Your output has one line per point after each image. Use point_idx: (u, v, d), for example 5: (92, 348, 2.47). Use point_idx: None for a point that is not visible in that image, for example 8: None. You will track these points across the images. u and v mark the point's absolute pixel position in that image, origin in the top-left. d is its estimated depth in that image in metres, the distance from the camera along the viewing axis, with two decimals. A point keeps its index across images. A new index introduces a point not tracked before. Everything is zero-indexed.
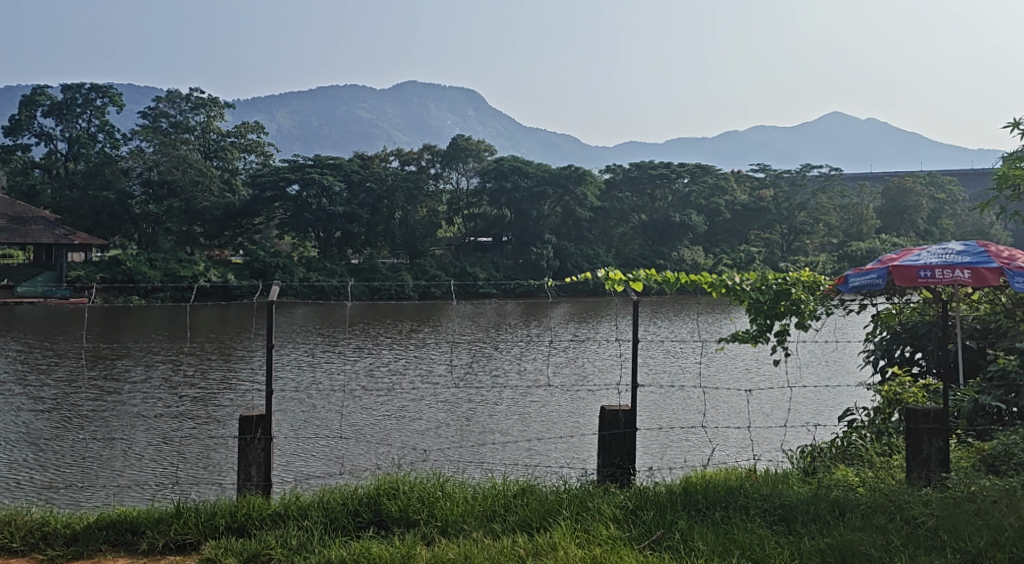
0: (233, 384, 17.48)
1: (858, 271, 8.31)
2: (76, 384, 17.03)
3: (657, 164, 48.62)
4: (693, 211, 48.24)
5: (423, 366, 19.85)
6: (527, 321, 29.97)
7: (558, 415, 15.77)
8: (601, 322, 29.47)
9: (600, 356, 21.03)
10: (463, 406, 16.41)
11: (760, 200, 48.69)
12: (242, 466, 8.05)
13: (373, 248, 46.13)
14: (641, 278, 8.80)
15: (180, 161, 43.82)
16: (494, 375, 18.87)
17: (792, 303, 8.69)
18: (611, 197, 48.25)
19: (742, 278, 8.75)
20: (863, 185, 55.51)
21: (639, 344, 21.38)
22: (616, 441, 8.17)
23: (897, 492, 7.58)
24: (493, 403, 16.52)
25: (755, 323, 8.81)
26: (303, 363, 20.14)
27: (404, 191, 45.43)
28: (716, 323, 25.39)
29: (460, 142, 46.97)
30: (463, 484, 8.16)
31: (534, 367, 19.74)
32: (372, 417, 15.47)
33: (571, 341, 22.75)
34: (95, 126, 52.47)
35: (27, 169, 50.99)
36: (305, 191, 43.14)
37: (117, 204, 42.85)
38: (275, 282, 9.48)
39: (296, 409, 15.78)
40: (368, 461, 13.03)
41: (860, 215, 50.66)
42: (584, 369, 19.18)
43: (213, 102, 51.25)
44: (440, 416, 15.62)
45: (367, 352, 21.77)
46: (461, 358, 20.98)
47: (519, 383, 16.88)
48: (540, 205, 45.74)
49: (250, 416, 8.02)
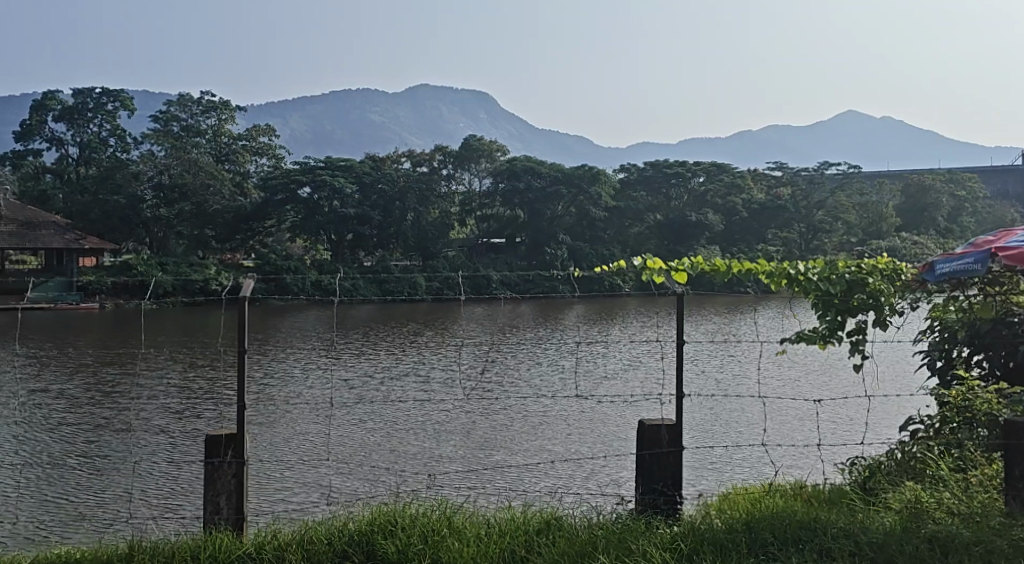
0: (224, 396, 16.83)
1: (948, 257, 7.79)
2: (59, 402, 16.37)
3: (671, 162, 48.04)
4: (710, 210, 47.31)
5: (437, 376, 19.22)
6: (543, 325, 29.29)
7: (580, 430, 15.05)
8: (618, 326, 28.79)
9: (615, 364, 20.35)
10: (479, 421, 15.69)
11: (778, 199, 47.93)
12: (210, 494, 7.31)
13: (385, 250, 45.34)
14: (686, 267, 8.18)
15: (191, 165, 43.92)
16: (510, 385, 18.22)
17: (867, 296, 7.95)
18: (626, 198, 47.63)
19: (808, 267, 8.05)
20: (882, 183, 54.74)
21: (664, 356, 20.69)
22: (656, 464, 7.43)
23: (1011, 532, 6.80)
24: (513, 420, 15.77)
25: (826, 321, 8.07)
26: (307, 373, 19.47)
27: (416, 192, 44.79)
28: (737, 332, 24.74)
29: (472, 142, 46.64)
30: (473, 515, 7.45)
31: (554, 379, 19.04)
32: (380, 433, 14.89)
33: (587, 349, 22.11)
34: (107, 130, 51.52)
35: (39, 174, 50.52)
36: (317, 193, 42.62)
37: (128, 208, 42.42)
38: (249, 280, 8.69)
39: (301, 428, 15.12)
40: (372, 488, 12.33)
41: (880, 213, 49.84)
42: (604, 381, 18.50)
43: (225, 105, 51.21)
44: (458, 432, 14.92)
45: (376, 359, 21.16)
46: (473, 364, 20.43)
47: (536, 398, 16.13)
48: (553, 206, 45.07)
49: (219, 436, 7.31)
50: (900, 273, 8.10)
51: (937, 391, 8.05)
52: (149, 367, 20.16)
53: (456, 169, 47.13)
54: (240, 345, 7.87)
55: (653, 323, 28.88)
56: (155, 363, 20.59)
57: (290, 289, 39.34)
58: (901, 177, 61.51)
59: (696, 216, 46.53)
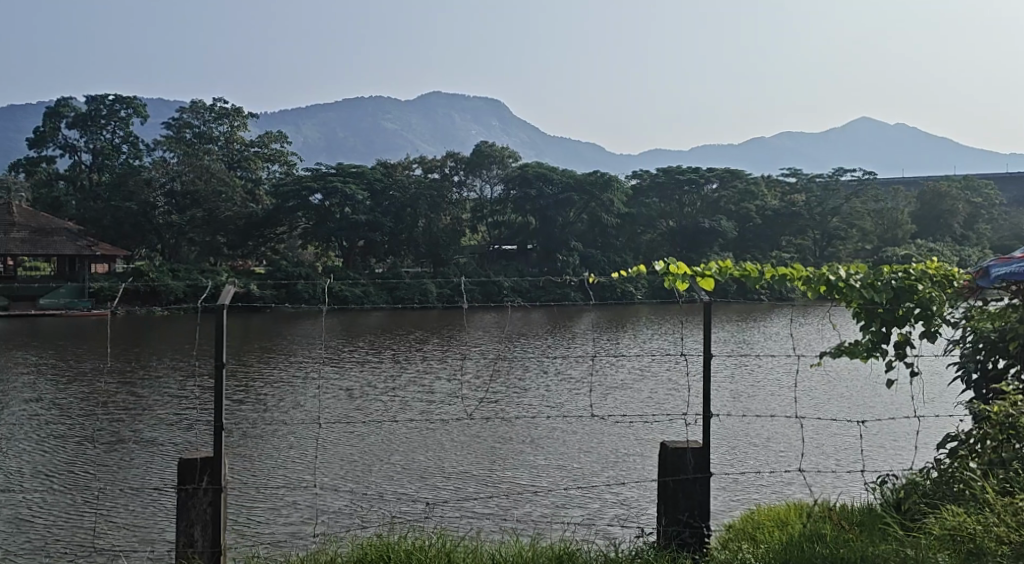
0: (221, 418, 16.67)
1: (1001, 261, 7.79)
2: (63, 428, 16.45)
3: (684, 169, 47.47)
4: (723, 217, 46.45)
5: (447, 397, 18.94)
6: (555, 334, 28.90)
7: (586, 449, 14.98)
8: (630, 336, 28.41)
9: (624, 379, 20.29)
10: (491, 440, 15.42)
11: (794, 204, 47.37)
12: (184, 521, 7.15)
13: (396, 257, 44.86)
14: (713, 272, 7.81)
15: (203, 171, 43.80)
16: (515, 404, 18.23)
17: (915, 304, 7.65)
18: (639, 204, 47.34)
19: (850, 272, 7.76)
20: (898, 189, 54.24)
21: (680, 379, 20.34)
22: (684, 491, 7.16)
23: None
24: (520, 437, 15.74)
25: (869, 333, 7.79)
26: (314, 384, 19.51)
27: (428, 199, 44.52)
28: (751, 347, 24.29)
29: (484, 148, 46.75)
30: (478, 550, 7.18)
31: (562, 397, 18.94)
32: (384, 452, 15.00)
33: (599, 366, 21.79)
34: (119, 137, 51.64)
35: (52, 180, 50.45)
36: (328, 200, 42.45)
37: (140, 215, 42.41)
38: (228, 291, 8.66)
39: (300, 446, 15.27)
40: (367, 516, 12.10)
41: (895, 220, 49.41)
42: (613, 399, 18.32)
43: (238, 111, 51.30)
44: (469, 457, 14.56)
45: (385, 374, 20.96)
46: (482, 377, 20.44)
47: (543, 415, 15.99)
48: (565, 212, 44.64)
49: (195, 462, 7.15)
50: (952, 279, 7.82)
51: (976, 407, 7.65)
52: (148, 384, 20.08)
53: (468, 176, 47.25)
54: (219, 361, 7.69)
55: (665, 334, 28.43)
56: (154, 379, 20.51)
57: (300, 297, 39.13)
58: (917, 184, 60.94)
59: (709, 222, 45.92)
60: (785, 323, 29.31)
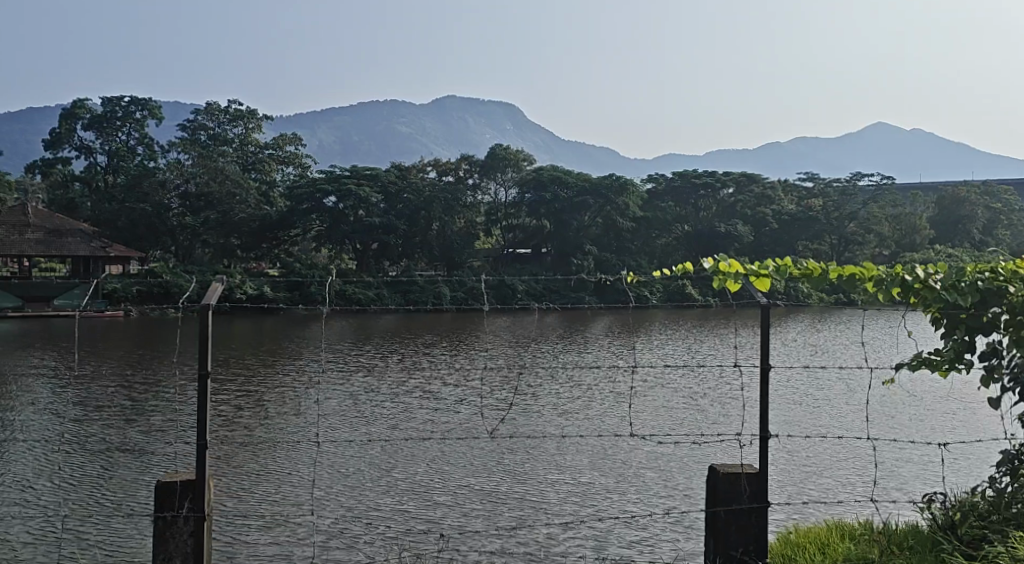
0: (226, 433, 16.53)
1: None
2: (71, 442, 16.46)
3: (700, 173, 47.04)
4: (739, 222, 45.95)
5: (463, 408, 18.64)
6: (568, 339, 28.60)
7: (602, 472, 14.60)
8: (642, 342, 28.04)
9: (635, 396, 19.89)
10: (506, 460, 15.08)
11: (811, 210, 46.88)
12: (160, 551, 7.13)
13: (410, 260, 44.48)
14: (772, 273, 7.79)
15: (218, 173, 43.51)
16: (530, 418, 17.87)
17: (1002, 310, 7.53)
18: (654, 208, 46.95)
19: (932, 271, 7.68)
20: (916, 194, 53.67)
21: (698, 395, 19.99)
22: (734, 523, 7.42)
23: None
24: (537, 455, 15.37)
25: (953, 343, 7.74)
26: (327, 395, 19.25)
27: (442, 202, 44.23)
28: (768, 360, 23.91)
29: (499, 151, 46.40)
30: None
31: (578, 410, 18.58)
32: (398, 470, 14.67)
33: (613, 380, 21.47)
34: (135, 138, 51.50)
35: (67, 182, 50.33)
36: (342, 203, 42.10)
37: (154, 216, 42.19)
38: (218, 280, 8.48)
39: (308, 463, 14.96)
40: (379, 548, 11.74)
41: (913, 225, 48.90)
42: (630, 415, 18.00)
43: (253, 114, 51.18)
44: (482, 476, 14.25)
45: (402, 383, 20.67)
46: (500, 390, 20.05)
47: (556, 435, 15.71)
48: (580, 216, 44.24)
49: (175, 487, 7.15)
50: None
51: None
52: (153, 395, 19.91)
53: (482, 179, 46.87)
54: (201, 368, 7.65)
55: (680, 342, 28.08)
56: (158, 390, 20.35)
57: (313, 299, 38.94)
58: (935, 189, 60.37)
59: (725, 227, 45.42)
60: (800, 336, 28.88)
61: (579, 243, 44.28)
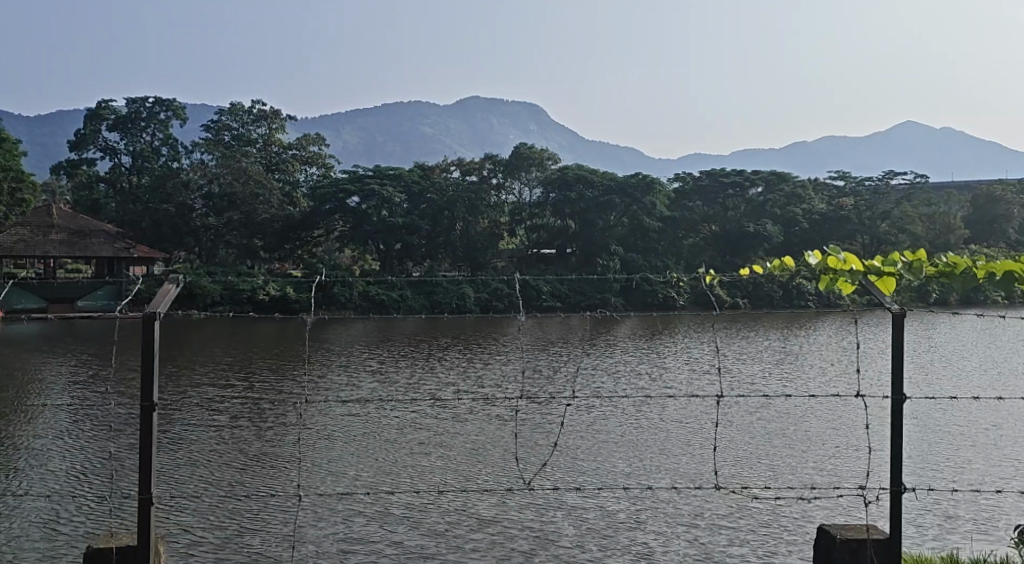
0: (238, 445, 15.95)
1: None
2: (78, 440, 16.28)
3: (728, 171, 46.19)
4: (768, 221, 44.91)
5: (483, 420, 17.95)
6: (594, 342, 27.84)
7: (635, 503, 13.88)
8: (669, 346, 27.23)
9: (668, 409, 19.13)
10: (535, 486, 14.39)
11: (841, 209, 45.94)
12: None
13: (433, 261, 43.74)
14: (904, 268, 8.78)
15: (241, 173, 42.90)
16: (559, 433, 17.12)
17: None
18: (681, 207, 46.06)
19: None
20: (950, 193, 52.47)
21: (732, 408, 19.24)
22: None
23: None
24: (567, 482, 14.68)
25: None
26: (345, 403, 18.58)
27: (465, 202, 43.57)
28: (802, 374, 23.09)
29: (523, 150, 45.60)
30: None
31: (608, 424, 17.83)
32: (423, 498, 13.92)
33: (643, 386, 20.71)
34: (159, 139, 50.93)
35: (91, 183, 49.81)
36: (365, 203, 41.39)
37: (178, 217, 41.56)
38: (171, 285, 8.75)
39: (327, 484, 14.25)
40: None
41: (947, 225, 47.81)
42: (665, 432, 17.28)
43: (277, 114, 50.65)
44: (509, 506, 13.70)
45: (417, 388, 19.92)
46: (527, 399, 19.32)
47: (585, 466, 15.03)
48: (606, 216, 43.38)
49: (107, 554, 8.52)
50: None
51: None
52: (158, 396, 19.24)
53: (507, 179, 46.08)
54: (145, 401, 8.38)
55: (709, 346, 27.30)
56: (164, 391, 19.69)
57: (336, 300, 38.42)
58: (970, 188, 59.16)
59: (754, 226, 44.37)
60: (837, 345, 27.98)
61: (604, 244, 43.42)
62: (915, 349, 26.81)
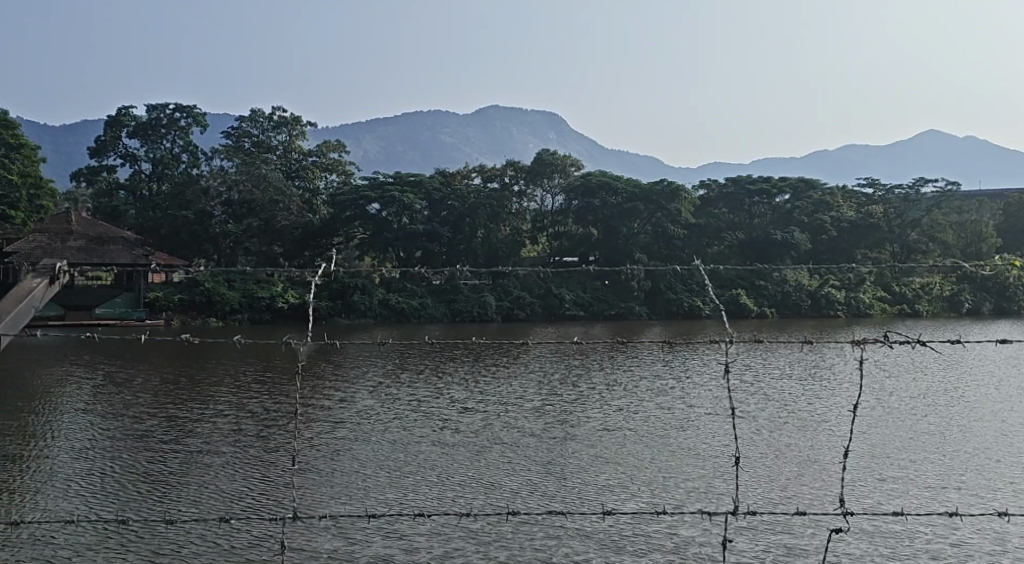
0: (227, 472, 15.26)
1: None
2: (59, 463, 15.66)
3: (755, 178, 45.25)
4: (796, 228, 43.83)
5: (506, 440, 17.15)
6: (621, 353, 27.04)
7: (672, 552, 13.09)
8: (698, 357, 26.43)
9: (704, 427, 18.27)
10: (564, 532, 13.62)
11: (871, 217, 45.03)
12: None
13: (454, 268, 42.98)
14: None
15: (261, 179, 42.15)
16: (593, 457, 16.34)
17: None
18: (707, 215, 45.18)
19: None
20: (983, 199, 51.34)
21: (766, 426, 18.36)
22: None
23: None
24: (597, 522, 13.92)
25: None
26: (348, 426, 17.78)
27: (488, 208, 42.72)
28: (835, 391, 22.14)
29: (545, 156, 44.56)
30: None
31: (643, 444, 17.04)
32: (431, 549, 13.08)
33: (669, 405, 19.80)
34: (179, 146, 50.14)
35: (111, 189, 49.08)
36: (385, 210, 40.74)
37: (197, 224, 40.87)
38: None
39: (320, 530, 13.55)
40: None
41: (979, 233, 46.87)
42: (700, 454, 16.55)
43: (298, 119, 49.93)
44: (533, 560, 12.88)
45: (419, 409, 19.16)
46: (553, 419, 18.52)
47: (616, 508, 14.26)
48: (630, 223, 42.44)
49: None
50: None
51: None
52: (142, 416, 18.53)
53: (528, 185, 44.95)
54: None
55: (738, 359, 26.39)
56: (148, 410, 18.98)
57: (356, 308, 37.76)
58: (1002, 196, 57.85)
59: (781, 234, 43.21)
60: (872, 355, 27.17)
61: (628, 252, 42.52)
62: (953, 364, 25.90)
